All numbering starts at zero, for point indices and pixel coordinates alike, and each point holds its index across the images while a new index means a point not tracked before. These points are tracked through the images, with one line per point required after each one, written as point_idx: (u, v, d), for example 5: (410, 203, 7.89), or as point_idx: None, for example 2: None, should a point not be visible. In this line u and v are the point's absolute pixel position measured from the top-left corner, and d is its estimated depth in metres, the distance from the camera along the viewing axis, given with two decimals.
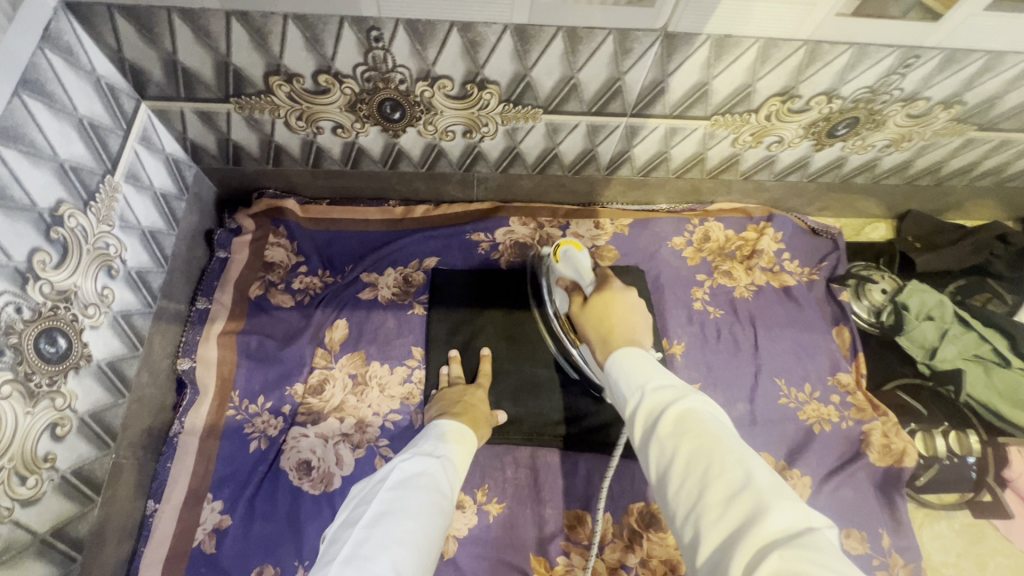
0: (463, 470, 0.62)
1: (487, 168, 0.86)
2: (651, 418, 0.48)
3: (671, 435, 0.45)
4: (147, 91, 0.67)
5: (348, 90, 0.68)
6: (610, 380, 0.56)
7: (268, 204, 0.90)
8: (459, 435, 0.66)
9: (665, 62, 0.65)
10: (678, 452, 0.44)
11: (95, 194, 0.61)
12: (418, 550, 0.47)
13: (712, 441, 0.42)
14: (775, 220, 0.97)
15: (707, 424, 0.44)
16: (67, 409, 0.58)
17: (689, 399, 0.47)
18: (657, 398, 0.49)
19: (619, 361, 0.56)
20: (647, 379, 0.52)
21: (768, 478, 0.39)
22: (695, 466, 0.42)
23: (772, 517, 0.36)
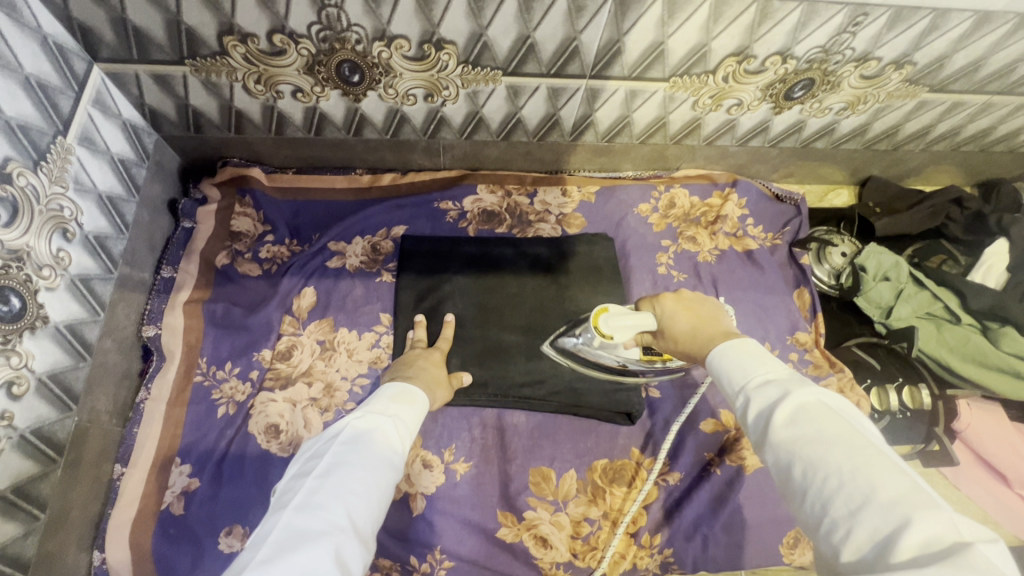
0: (414, 431, 0.60)
1: (452, 135, 0.87)
2: (760, 413, 0.45)
3: (792, 434, 0.42)
4: (99, 52, 0.67)
5: (304, 51, 0.68)
6: (712, 373, 0.54)
7: (232, 173, 0.89)
8: (417, 397, 0.64)
9: (619, 21, 0.66)
10: (799, 451, 0.41)
11: (46, 154, 0.60)
12: (371, 497, 0.48)
13: (837, 447, 0.39)
14: (739, 185, 0.99)
15: (835, 424, 0.41)
16: (23, 368, 0.58)
17: (807, 393, 0.44)
18: (762, 397, 0.46)
19: (723, 352, 0.53)
20: (754, 373, 0.48)
21: (901, 486, 0.35)
22: (822, 464, 0.39)
23: (912, 524, 0.33)
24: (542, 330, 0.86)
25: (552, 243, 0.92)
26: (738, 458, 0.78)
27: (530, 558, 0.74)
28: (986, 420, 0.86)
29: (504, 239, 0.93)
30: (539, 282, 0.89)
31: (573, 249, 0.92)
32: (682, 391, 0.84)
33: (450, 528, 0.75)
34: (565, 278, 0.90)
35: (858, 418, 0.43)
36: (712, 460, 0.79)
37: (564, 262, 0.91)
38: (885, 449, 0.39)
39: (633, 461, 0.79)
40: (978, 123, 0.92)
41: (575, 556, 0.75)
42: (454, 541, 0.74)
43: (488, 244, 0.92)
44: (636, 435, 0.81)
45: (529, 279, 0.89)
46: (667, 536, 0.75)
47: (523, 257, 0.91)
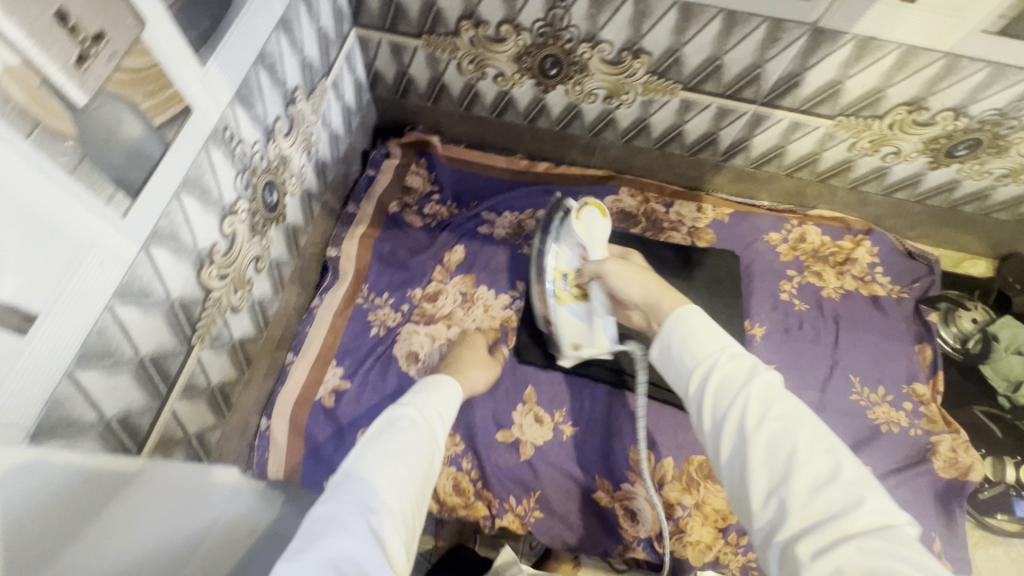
0: (448, 414, 0.56)
1: (614, 136, 0.96)
2: (722, 387, 0.44)
3: (760, 412, 0.41)
4: (361, 18, 0.83)
5: (521, 42, 0.80)
6: (667, 339, 0.50)
7: (417, 137, 1.03)
8: (449, 387, 0.59)
9: (807, 56, 0.73)
10: (765, 425, 0.41)
11: (315, 89, 0.76)
12: (408, 486, 0.45)
13: (801, 428, 0.40)
14: (874, 234, 1.01)
15: (792, 404, 0.42)
16: (266, 250, 0.72)
17: (770, 375, 0.44)
18: (728, 366, 0.45)
19: (689, 321, 0.49)
20: (725, 341, 0.46)
21: (856, 470, 0.38)
22: (782, 443, 0.40)
23: (868, 507, 0.36)
24: None
25: (682, 250, 0.99)
26: None
27: (617, 526, 0.79)
28: None
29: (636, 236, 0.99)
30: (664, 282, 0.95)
31: (702, 260, 0.98)
32: None
33: (552, 480, 0.81)
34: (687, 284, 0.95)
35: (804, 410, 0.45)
36: None
37: (691, 270, 0.97)
38: (828, 432, 0.41)
39: None
40: None
41: (662, 535, 0.78)
42: (553, 491, 0.81)
43: (622, 238, 0.99)
44: None
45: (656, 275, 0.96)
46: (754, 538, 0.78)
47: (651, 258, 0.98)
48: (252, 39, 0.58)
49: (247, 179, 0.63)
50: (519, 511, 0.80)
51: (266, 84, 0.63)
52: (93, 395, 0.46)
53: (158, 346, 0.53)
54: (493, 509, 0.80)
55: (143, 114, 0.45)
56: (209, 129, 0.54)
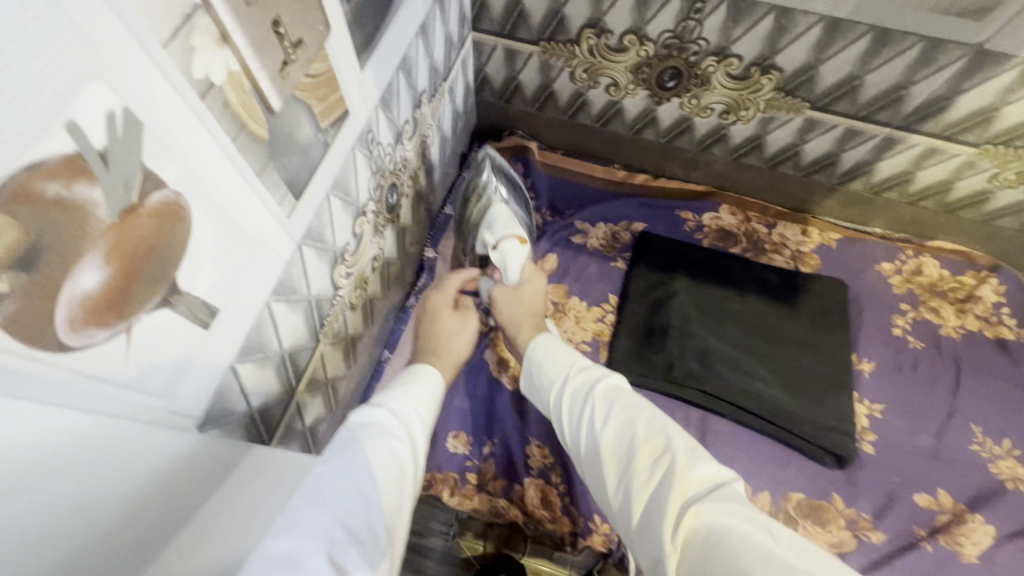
0: (427, 412, 0.52)
1: (722, 152, 0.93)
2: (583, 391, 0.56)
3: (604, 405, 0.53)
4: (481, 23, 0.83)
5: (643, 53, 0.78)
6: (531, 362, 0.64)
7: (516, 142, 1.03)
8: (430, 380, 0.56)
9: (963, 79, 0.68)
10: (615, 417, 0.51)
11: (436, 93, 0.76)
12: (380, 498, 0.41)
13: (641, 411, 0.51)
14: (1001, 272, 0.93)
15: (611, 388, 0.55)
16: (381, 250, 0.73)
17: (614, 378, 0.57)
18: (583, 376, 0.58)
19: (545, 347, 0.64)
20: (567, 361, 0.60)
21: (690, 442, 0.47)
22: (626, 422, 0.50)
23: (696, 472, 0.45)
24: (759, 351, 0.88)
25: (785, 274, 0.94)
26: (954, 542, 0.75)
27: None
28: None
29: (736, 256, 0.96)
30: (766, 307, 0.91)
31: (807, 286, 0.93)
32: (898, 459, 0.81)
33: None
34: (791, 311, 0.91)
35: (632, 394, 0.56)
36: (922, 536, 0.76)
37: (796, 295, 0.92)
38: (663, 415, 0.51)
39: (834, 505, 0.78)
40: None
41: None
42: None
43: (722, 257, 0.95)
44: (841, 482, 0.80)
45: (757, 298, 0.92)
46: None
47: (753, 280, 0.94)
48: (399, 45, 0.59)
49: (377, 180, 0.64)
50: (605, 532, 0.76)
51: (402, 88, 0.63)
52: (245, 388, 0.48)
53: (295, 341, 0.54)
54: (579, 527, 0.77)
55: (315, 118, 0.46)
56: (357, 132, 0.55)
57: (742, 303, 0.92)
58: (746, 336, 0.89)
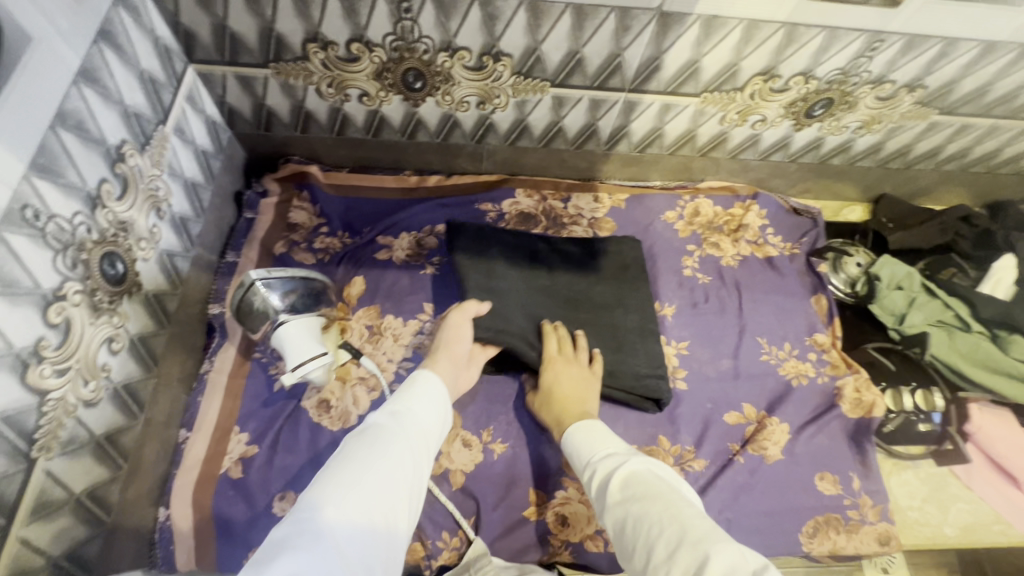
0: (426, 405, 0.64)
1: (497, 140, 0.94)
2: (606, 479, 0.61)
3: (624, 497, 0.57)
4: (195, 53, 0.75)
5: (376, 59, 0.76)
6: (569, 448, 0.71)
7: (293, 170, 0.97)
8: (434, 383, 0.67)
9: (660, 39, 0.74)
10: (632, 507, 0.55)
11: (150, 140, 0.68)
12: (386, 478, 0.52)
13: (658, 501, 0.54)
14: (760, 198, 1.05)
15: (628, 480, 0.59)
16: (121, 328, 0.64)
17: (637, 464, 0.61)
18: (607, 464, 0.63)
19: (576, 431, 0.71)
20: (599, 448, 0.66)
21: (706, 530, 0.49)
22: (641, 515, 0.54)
23: (710, 556, 0.46)
24: (572, 320, 0.88)
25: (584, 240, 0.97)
26: (760, 447, 0.84)
27: (552, 535, 0.78)
28: (997, 424, 0.90)
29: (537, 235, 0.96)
30: (572, 275, 0.92)
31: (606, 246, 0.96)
32: (707, 387, 0.89)
33: (492, 502, 0.79)
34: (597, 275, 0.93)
35: (675, 482, 0.59)
36: (736, 450, 0.85)
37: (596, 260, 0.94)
38: (698, 510, 0.53)
39: (660, 447, 0.84)
40: (984, 145, 0.98)
41: (601, 533, 0.78)
42: (493, 515, 0.78)
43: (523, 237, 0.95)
44: (664, 423, 0.86)
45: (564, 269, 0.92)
46: None
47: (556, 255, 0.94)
48: (40, 100, 0.50)
49: (73, 256, 0.55)
50: (455, 545, 0.76)
51: (75, 147, 0.55)
52: None
53: None
54: (430, 549, 0.76)
55: None
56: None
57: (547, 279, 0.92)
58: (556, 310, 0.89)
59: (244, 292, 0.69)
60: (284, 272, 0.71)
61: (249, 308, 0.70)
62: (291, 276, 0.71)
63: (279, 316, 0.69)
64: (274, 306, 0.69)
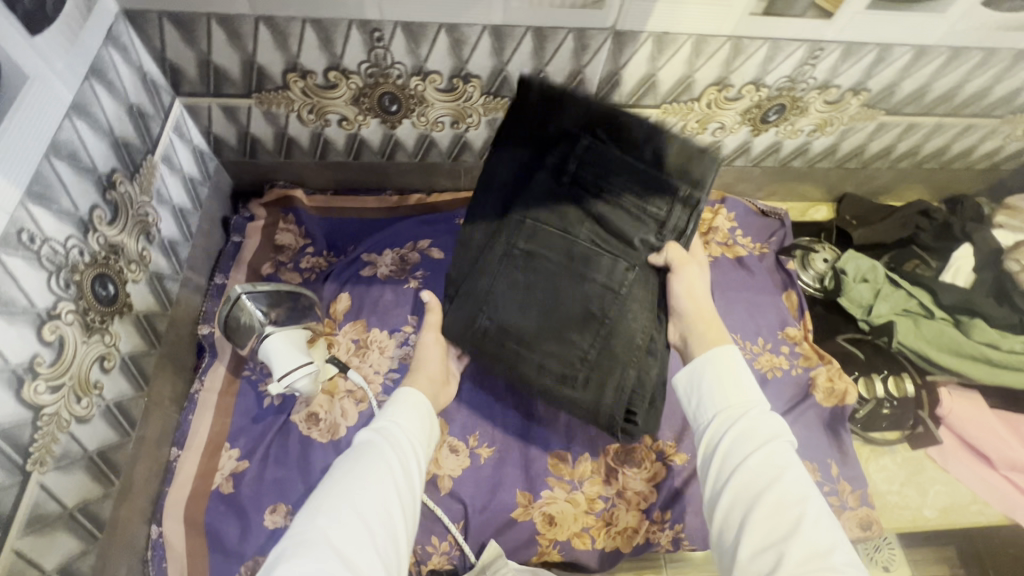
0: (412, 423, 0.64)
1: (473, 157, 0.99)
2: (735, 442, 0.61)
3: (756, 470, 0.59)
4: (181, 87, 0.80)
5: (353, 85, 0.81)
6: (690, 378, 0.69)
7: (278, 194, 1.00)
8: (415, 399, 0.68)
9: (617, 55, 0.79)
10: (764, 484, 0.57)
11: (140, 168, 0.72)
12: (370, 506, 0.54)
13: (789, 487, 0.57)
14: (728, 202, 1.10)
15: (755, 437, 0.61)
16: (113, 346, 0.66)
17: (774, 441, 0.60)
18: (743, 425, 0.62)
19: (707, 369, 0.67)
20: (725, 401, 0.65)
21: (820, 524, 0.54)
22: (767, 476, 0.58)
23: (823, 548, 0.52)
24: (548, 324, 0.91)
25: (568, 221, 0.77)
26: None
27: (539, 535, 0.79)
28: (966, 405, 0.93)
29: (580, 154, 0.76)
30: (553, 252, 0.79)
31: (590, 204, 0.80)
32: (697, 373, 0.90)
33: (481, 505, 0.81)
34: (659, 195, 0.75)
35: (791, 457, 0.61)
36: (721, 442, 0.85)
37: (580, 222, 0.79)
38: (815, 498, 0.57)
39: (643, 444, 0.85)
40: (932, 143, 1.04)
41: (588, 531, 0.80)
42: (481, 518, 0.80)
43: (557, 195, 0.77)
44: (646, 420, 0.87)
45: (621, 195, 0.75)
46: (676, 511, 0.82)
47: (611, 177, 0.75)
48: (36, 133, 0.54)
49: (66, 277, 0.59)
50: (445, 549, 0.78)
51: (68, 175, 0.59)
52: None
53: None
54: (419, 554, 0.77)
55: None
56: None
57: (581, 266, 0.77)
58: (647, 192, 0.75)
59: (230, 307, 0.72)
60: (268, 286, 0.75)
61: (236, 323, 0.73)
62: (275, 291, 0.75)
63: (265, 329, 0.72)
64: (260, 319, 0.73)
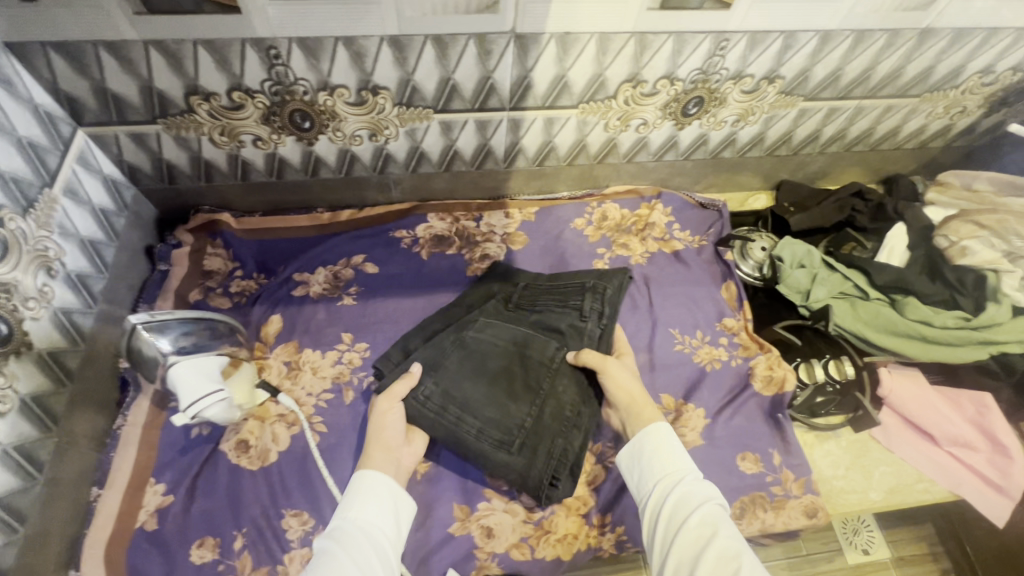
0: (382, 513, 0.67)
1: (399, 169, 0.98)
2: (672, 510, 0.64)
3: (693, 534, 0.60)
4: (83, 118, 0.78)
5: (260, 104, 0.80)
6: (628, 455, 0.73)
7: (204, 219, 0.99)
8: (380, 482, 0.70)
9: (523, 58, 0.79)
10: (701, 548, 0.59)
11: (34, 203, 0.70)
12: None
13: (725, 547, 0.58)
14: (663, 196, 1.10)
15: (692, 500, 0.64)
16: (8, 388, 0.65)
17: (709, 503, 0.63)
18: (676, 493, 0.65)
19: (641, 441, 0.72)
20: (661, 472, 0.69)
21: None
22: (704, 536, 0.60)
23: None
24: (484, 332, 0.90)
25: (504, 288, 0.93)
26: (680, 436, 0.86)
27: (477, 549, 0.77)
28: (906, 384, 0.93)
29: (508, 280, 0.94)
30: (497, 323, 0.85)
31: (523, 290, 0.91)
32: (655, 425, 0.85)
33: (417, 522, 0.79)
34: (580, 293, 0.87)
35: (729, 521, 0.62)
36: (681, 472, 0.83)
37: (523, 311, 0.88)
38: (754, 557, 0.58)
39: None
40: (858, 125, 1.05)
41: (527, 541, 0.78)
42: (417, 536, 0.78)
43: (504, 310, 0.88)
44: None
45: (542, 296, 0.88)
46: (616, 514, 0.80)
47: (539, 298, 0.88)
48: None
49: None
50: None
51: None
52: None
53: None
54: None
55: None
56: None
57: (515, 348, 0.82)
58: (561, 292, 0.88)
59: (136, 339, 0.73)
60: (177, 316, 0.77)
61: (143, 355, 0.74)
62: (186, 319, 0.77)
63: (171, 359, 0.73)
64: (164, 351, 0.74)
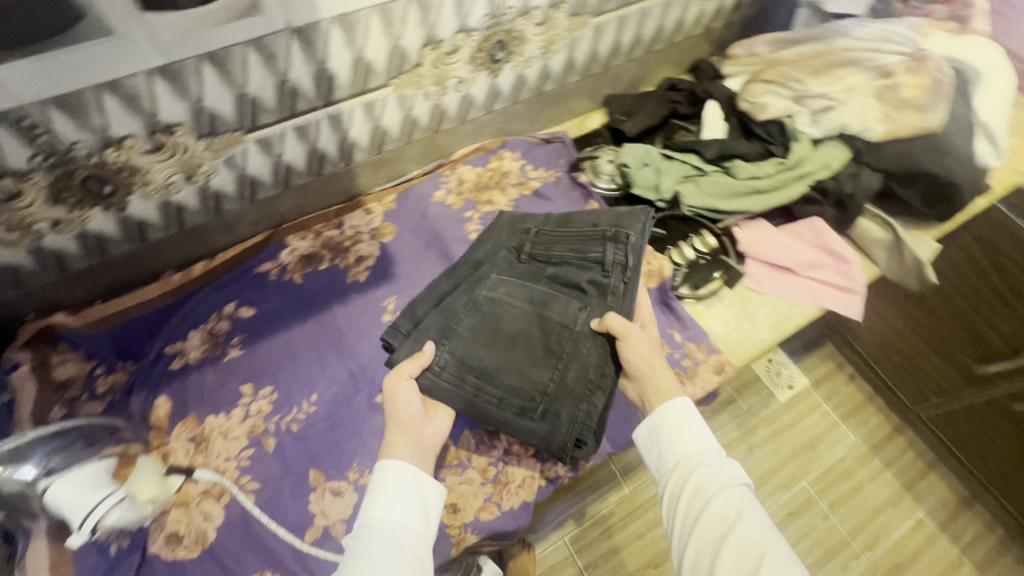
0: (402, 507, 0.67)
1: (235, 203, 0.93)
2: (694, 494, 0.67)
3: (718, 521, 0.64)
4: None
5: (40, 184, 0.71)
6: (649, 427, 0.74)
7: (34, 328, 0.87)
8: (401, 471, 0.69)
9: (312, 52, 0.76)
10: (728, 535, 0.63)
11: None
12: None
13: (749, 535, 0.62)
14: (507, 145, 1.14)
15: (713, 484, 0.67)
16: None
17: (731, 488, 0.66)
18: (699, 477, 0.68)
19: (661, 419, 0.73)
20: (680, 451, 0.71)
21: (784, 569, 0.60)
22: (728, 521, 0.64)
23: None
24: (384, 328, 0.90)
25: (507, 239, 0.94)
26: None
27: (448, 528, 0.79)
28: (756, 234, 1.06)
29: (519, 227, 0.95)
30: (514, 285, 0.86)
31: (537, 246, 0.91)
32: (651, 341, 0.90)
33: None
34: (595, 241, 0.87)
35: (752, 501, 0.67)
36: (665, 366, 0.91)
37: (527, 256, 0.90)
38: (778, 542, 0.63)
39: None
40: (648, 27, 1.14)
41: (491, 499, 0.81)
42: None
43: (518, 264, 0.90)
44: None
45: (558, 247, 0.89)
46: None
47: (556, 249, 0.89)
48: None
49: None
50: None
51: None
52: None
53: None
54: None
55: None
56: None
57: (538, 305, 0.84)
58: (579, 241, 0.89)
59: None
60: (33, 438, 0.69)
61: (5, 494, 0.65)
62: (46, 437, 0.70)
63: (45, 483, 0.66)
64: (30, 479, 0.67)
